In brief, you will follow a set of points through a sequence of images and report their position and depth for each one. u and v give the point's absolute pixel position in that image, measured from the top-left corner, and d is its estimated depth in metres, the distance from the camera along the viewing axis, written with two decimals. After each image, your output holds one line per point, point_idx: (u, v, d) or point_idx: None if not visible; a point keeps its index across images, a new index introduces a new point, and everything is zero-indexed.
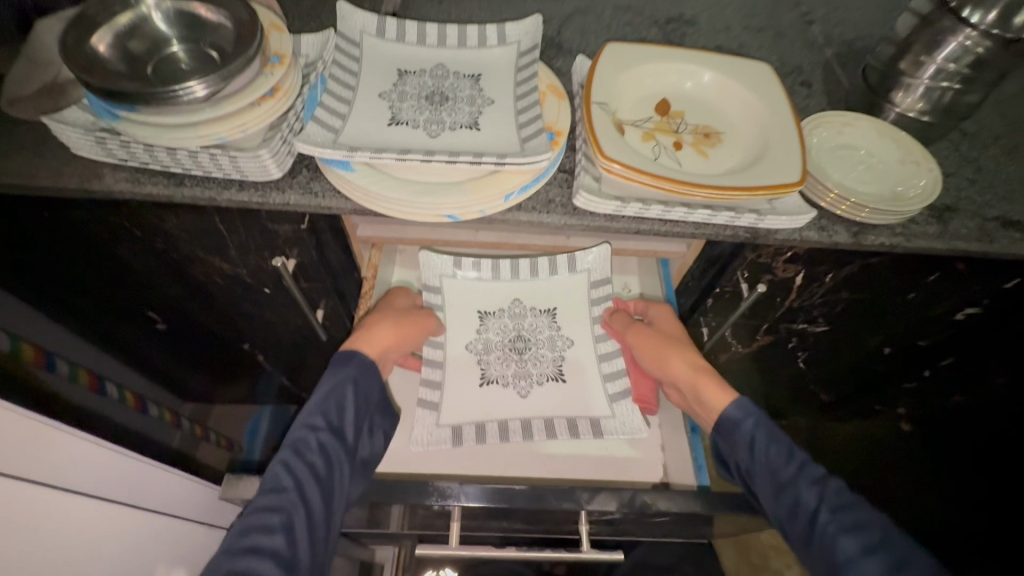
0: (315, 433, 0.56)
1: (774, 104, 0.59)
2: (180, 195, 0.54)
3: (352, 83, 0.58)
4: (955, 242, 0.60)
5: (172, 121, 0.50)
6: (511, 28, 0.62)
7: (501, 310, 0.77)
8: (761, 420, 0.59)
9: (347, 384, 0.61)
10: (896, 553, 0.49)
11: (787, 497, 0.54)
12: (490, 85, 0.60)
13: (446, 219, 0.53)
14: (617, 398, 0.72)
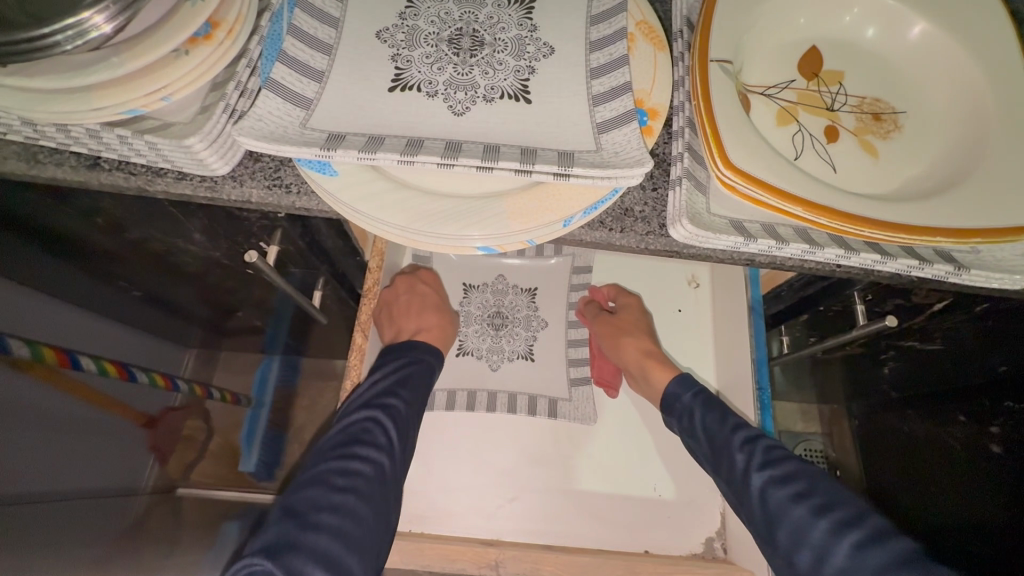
0: (407, 395, 0.52)
1: (998, 70, 0.38)
2: (93, 186, 0.38)
3: (335, 14, 0.37)
4: None
5: (49, 82, 0.31)
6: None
7: (485, 284, 0.68)
8: (701, 392, 0.54)
9: (431, 358, 0.56)
10: (826, 499, 0.43)
11: (721, 463, 0.49)
12: (548, 18, 0.39)
13: (477, 249, 0.36)
14: (579, 382, 0.64)
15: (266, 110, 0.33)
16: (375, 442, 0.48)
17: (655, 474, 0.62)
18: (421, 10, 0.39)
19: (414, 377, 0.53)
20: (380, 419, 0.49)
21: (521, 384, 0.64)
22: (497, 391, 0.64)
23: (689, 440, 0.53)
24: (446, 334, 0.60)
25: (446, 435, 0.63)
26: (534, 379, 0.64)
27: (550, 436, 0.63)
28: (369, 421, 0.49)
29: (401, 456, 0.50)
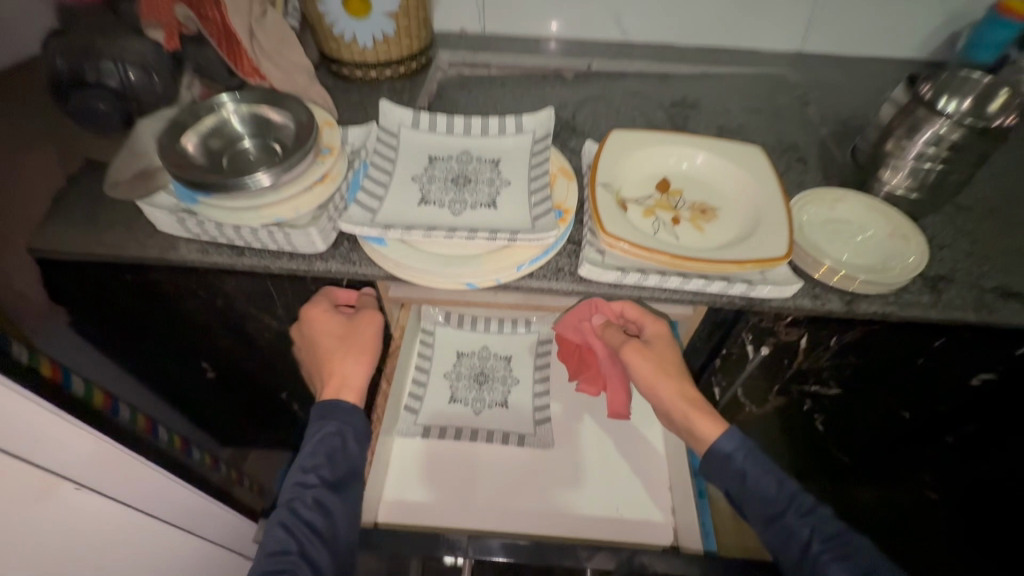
0: (310, 491, 0.60)
1: (765, 183, 0.66)
2: (240, 263, 0.63)
3: (388, 168, 0.68)
4: (950, 312, 0.62)
5: (241, 205, 0.60)
6: (528, 120, 0.72)
7: (472, 351, 0.89)
8: (750, 451, 0.60)
9: (333, 435, 0.62)
10: (868, 564, 0.54)
11: (777, 528, 0.57)
12: (508, 168, 0.69)
13: (466, 285, 0.59)
14: (542, 421, 0.83)
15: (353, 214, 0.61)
16: (290, 550, 0.56)
17: (618, 497, 0.76)
18: (438, 167, 0.69)
19: (322, 462, 0.61)
20: (290, 525, 0.58)
21: (506, 424, 0.83)
22: (479, 428, 0.82)
23: (738, 497, 0.60)
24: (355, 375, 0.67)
25: (450, 463, 0.79)
26: (518, 421, 0.83)
27: (530, 464, 0.79)
28: (282, 532, 0.58)
29: (319, 554, 0.58)
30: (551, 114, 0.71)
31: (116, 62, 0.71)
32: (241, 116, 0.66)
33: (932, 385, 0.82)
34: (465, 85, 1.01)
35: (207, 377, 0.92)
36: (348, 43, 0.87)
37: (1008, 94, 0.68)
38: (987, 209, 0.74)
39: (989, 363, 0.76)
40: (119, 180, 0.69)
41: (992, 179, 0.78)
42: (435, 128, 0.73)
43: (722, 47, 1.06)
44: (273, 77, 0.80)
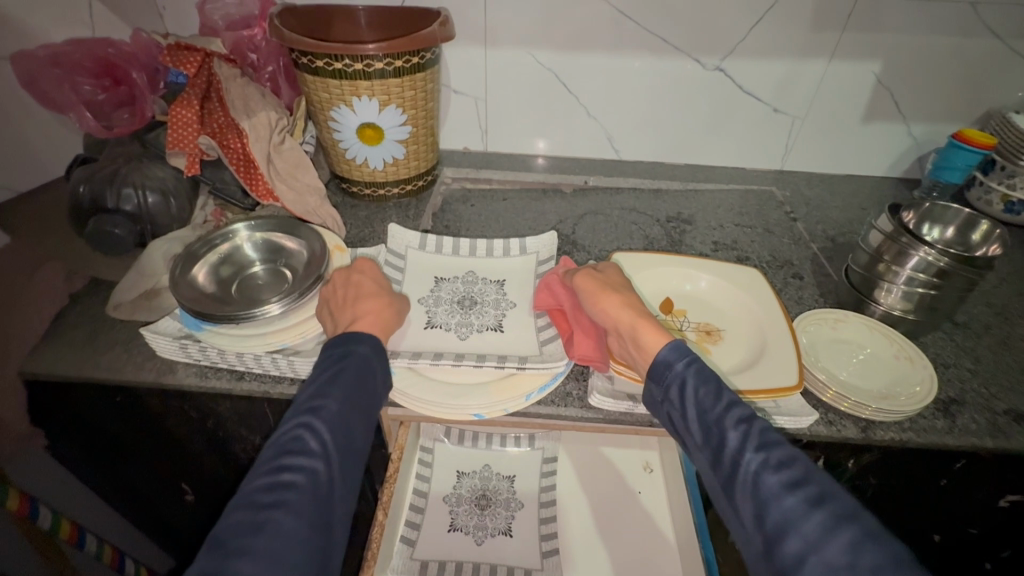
0: (333, 397, 0.48)
1: (767, 306, 0.68)
2: (239, 389, 0.61)
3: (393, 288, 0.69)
4: (966, 437, 0.61)
5: (248, 331, 0.59)
6: (533, 242, 0.75)
7: (473, 471, 0.85)
8: (694, 362, 0.52)
9: (363, 361, 0.52)
10: (818, 487, 0.42)
11: (711, 442, 0.47)
12: (513, 291, 0.70)
13: (473, 416, 0.57)
14: (549, 553, 0.76)
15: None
16: (305, 449, 0.44)
17: None
18: (444, 287, 0.71)
19: (348, 375, 0.50)
20: (312, 423, 0.46)
21: (508, 557, 0.76)
22: (480, 562, 0.76)
23: (679, 416, 0.50)
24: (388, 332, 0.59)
25: None
26: (524, 552, 0.77)
27: None
28: (299, 428, 0.45)
29: (335, 464, 0.45)
30: (553, 237, 0.74)
31: (137, 188, 0.73)
32: (254, 242, 0.68)
33: (962, 510, 0.79)
34: (469, 199, 1.06)
35: (187, 498, 0.82)
36: (360, 165, 0.92)
37: (989, 223, 0.71)
38: (981, 327, 0.75)
39: (1014, 485, 0.73)
40: (123, 301, 0.69)
41: (981, 297, 0.80)
42: (442, 249, 0.75)
43: (709, 165, 1.13)
44: (285, 198, 0.83)
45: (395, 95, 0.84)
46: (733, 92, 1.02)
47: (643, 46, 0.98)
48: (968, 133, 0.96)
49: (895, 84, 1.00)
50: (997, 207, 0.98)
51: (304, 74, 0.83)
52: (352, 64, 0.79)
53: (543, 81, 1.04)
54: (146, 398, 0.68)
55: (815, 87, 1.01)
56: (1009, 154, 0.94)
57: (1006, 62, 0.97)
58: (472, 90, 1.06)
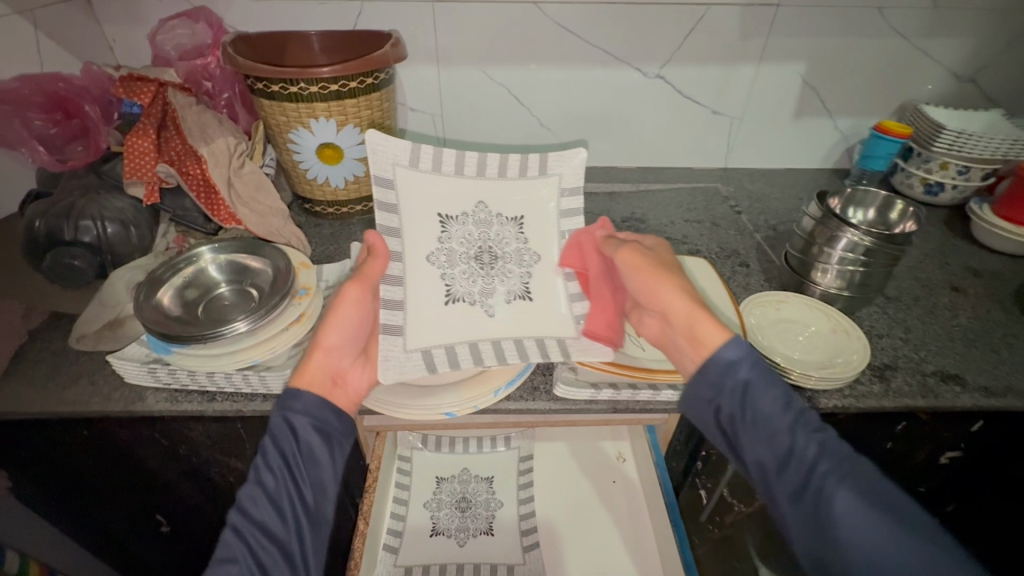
0: (259, 494, 0.49)
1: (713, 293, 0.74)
2: (212, 409, 0.62)
3: (398, 248, 0.67)
4: (899, 399, 0.67)
5: (218, 351, 0.60)
6: (553, 160, 0.70)
7: (453, 476, 0.87)
8: (755, 361, 0.52)
9: (291, 436, 0.51)
10: (896, 504, 0.43)
11: (776, 447, 0.48)
12: (531, 231, 0.70)
13: (445, 415, 0.60)
14: (530, 546, 0.79)
15: (409, 369, 0.63)
16: (233, 557, 0.47)
17: None
18: (453, 230, 0.69)
19: (274, 462, 0.50)
20: (239, 527, 0.48)
21: (486, 554, 0.79)
22: (463, 563, 0.78)
23: (734, 419, 0.51)
24: (362, 378, 0.58)
25: None
26: (506, 549, 0.79)
27: None
28: (229, 531, 0.48)
29: (270, 560, 0.48)
30: (581, 161, 0.69)
31: (96, 219, 0.73)
32: (217, 264, 0.69)
33: (910, 469, 0.85)
34: None
35: (162, 530, 0.81)
36: (321, 185, 0.94)
37: (904, 203, 0.79)
38: (910, 298, 0.82)
39: (951, 441, 0.80)
40: (87, 332, 0.69)
41: (909, 272, 0.88)
42: (441, 167, 0.69)
43: (659, 167, 1.20)
44: (249, 221, 0.84)
45: (352, 116, 0.87)
46: (674, 97, 1.09)
47: (588, 58, 1.04)
48: (887, 125, 1.05)
49: (819, 83, 1.09)
50: (918, 189, 1.07)
51: (260, 99, 0.85)
52: (308, 88, 0.82)
53: (495, 94, 1.08)
54: (115, 428, 0.67)
55: (748, 90, 1.09)
56: (924, 141, 1.03)
57: (914, 60, 1.06)
58: (427, 107, 1.09)
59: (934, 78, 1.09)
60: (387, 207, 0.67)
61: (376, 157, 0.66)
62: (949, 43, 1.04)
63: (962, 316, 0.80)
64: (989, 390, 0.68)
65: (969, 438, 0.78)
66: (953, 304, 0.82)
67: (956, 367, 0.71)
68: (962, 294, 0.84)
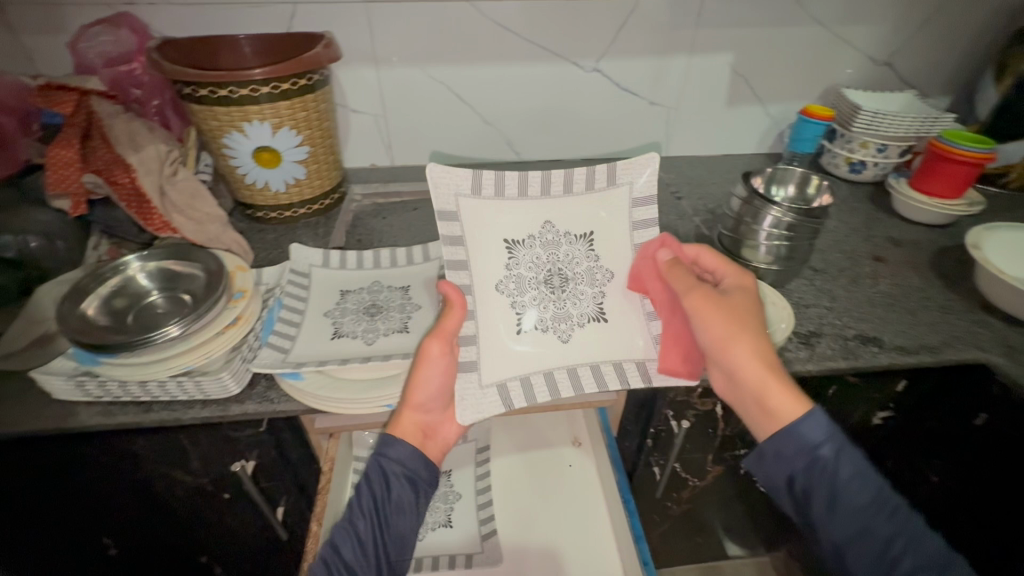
0: (354, 525, 0.58)
1: None
2: (147, 419, 0.61)
3: (466, 280, 0.64)
4: (823, 362, 0.71)
5: (149, 358, 0.59)
6: (623, 172, 0.67)
7: None
8: (840, 443, 0.52)
9: (385, 477, 0.60)
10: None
11: (862, 536, 0.50)
12: (602, 248, 0.67)
13: (385, 408, 0.61)
14: (488, 534, 0.81)
15: (487, 406, 0.61)
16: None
17: None
18: (520, 255, 0.65)
19: (369, 501, 0.59)
20: (335, 552, 0.57)
21: (445, 547, 0.80)
22: (423, 556, 0.81)
23: (809, 497, 0.52)
24: (448, 427, 0.65)
25: None
26: (463, 539, 0.81)
27: None
28: (326, 555, 0.57)
29: None
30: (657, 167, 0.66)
31: (17, 235, 0.72)
32: (148, 272, 0.68)
33: (847, 430, 0.90)
34: (379, 213, 1.09)
35: (109, 553, 0.78)
36: (261, 189, 0.93)
37: (818, 178, 0.84)
38: (836, 270, 0.87)
39: (881, 401, 0.84)
40: (12, 350, 0.67)
41: (834, 246, 0.93)
42: (504, 191, 0.65)
43: (603, 159, 1.23)
44: (185, 228, 0.82)
45: (287, 118, 0.86)
46: (612, 90, 1.12)
47: (526, 54, 1.06)
48: (811, 109, 1.11)
49: (748, 72, 1.14)
50: (843, 168, 1.13)
51: (190, 104, 0.84)
52: (238, 91, 0.81)
53: (437, 93, 1.09)
54: (46, 448, 0.65)
55: (682, 80, 1.13)
56: (845, 123, 1.09)
57: (832, 46, 1.12)
58: (369, 107, 1.09)
59: (852, 63, 1.15)
60: (453, 238, 0.64)
61: (439, 187, 0.64)
62: (863, 29, 1.11)
63: (882, 283, 0.85)
64: (904, 348, 0.73)
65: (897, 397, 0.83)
66: (874, 273, 0.87)
67: (876, 330, 0.76)
68: (883, 263, 0.90)
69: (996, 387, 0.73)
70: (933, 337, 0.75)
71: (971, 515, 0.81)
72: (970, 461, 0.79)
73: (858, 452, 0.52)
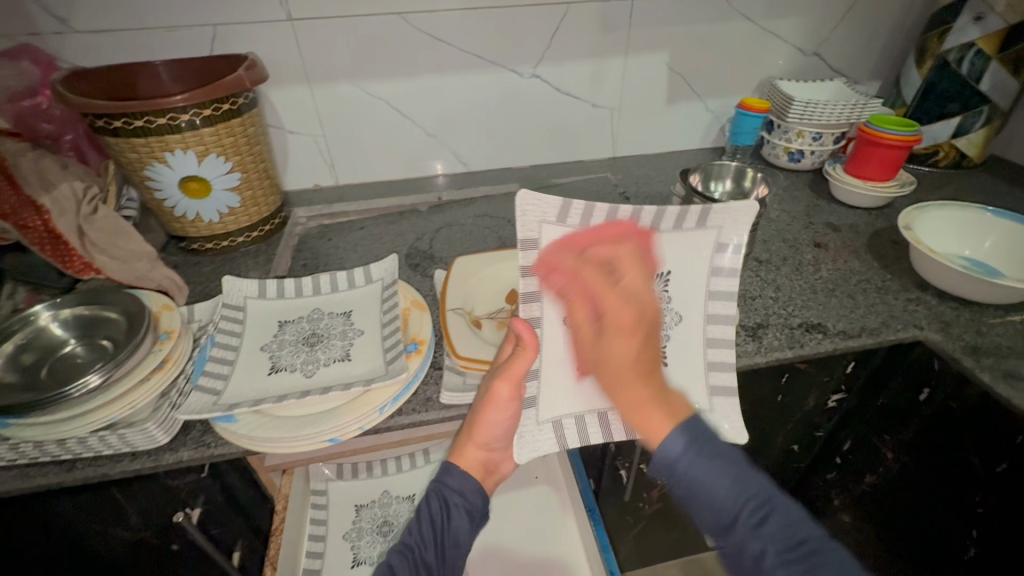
0: (412, 544, 0.60)
1: None
2: (70, 479, 0.56)
3: (538, 321, 0.59)
4: (771, 353, 0.71)
5: (64, 415, 0.54)
6: (718, 215, 0.61)
7: (373, 501, 0.86)
8: (698, 443, 0.49)
9: (444, 503, 0.62)
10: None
11: (728, 533, 0.46)
12: (675, 290, 0.63)
13: (330, 442, 0.58)
14: None
15: (543, 443, 0.60)
16: None
17: None
18: None
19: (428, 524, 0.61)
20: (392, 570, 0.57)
21: None
22: None
23: (685, 501, 0.50)
24: (508, 461, 0.66)
25: None
26: None
27: None
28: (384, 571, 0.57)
29: None
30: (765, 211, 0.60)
31: None
32: (62, 321, 0.64)
33: (805, 415, 0.91)
34: (326, 234, 1.05)
35: None
36: (192, 220, 0.89)
37: (753, 171, 0.86)
38: (779, 259, 0.89)
39: (833, 384, 0.86)
40: None
41: (778, 236, 0.95)
42: (592, 221, 0.58)
43: (551, 164, 1.23)
44: (109, 268, 0.78)
45: (213, 144, 0.82)
46: (553, 95, 1.12)
47: (463, 64, 1.05)
48: (749, 101, 1.12)
49: (685, 69, 1.15)
50: (783, 158, 1.16)
51: (105, 137, 0.79)
52: (156, 120, 0.77)
53: (376, 109, 1.07)
54: None
55: (621, 81, 1.13)
56: (781, 114, 1.12)
57: (762, 39, 1.15)
58: (306, 128, 1.06)
59: (782, 55, 1.18)
60: (528, 269, 0.58)
61: (525, 214, 0.57)
62: (789, 21, 1.14)
63: (824, 269, 0.87)
64: (847, 333, 0.74)
65: (847, 379, 0.84)
66: (816, 260, 0.89)
67: (821, 317, 0.77)
68: (824, 249, 0.92)
69: (936, 363, 0.74)
70: (874, 319, 0.77)
71: (924, 492, 0.83)
72: (920, 438, 0.81)
73: (723, 447, 0.49)
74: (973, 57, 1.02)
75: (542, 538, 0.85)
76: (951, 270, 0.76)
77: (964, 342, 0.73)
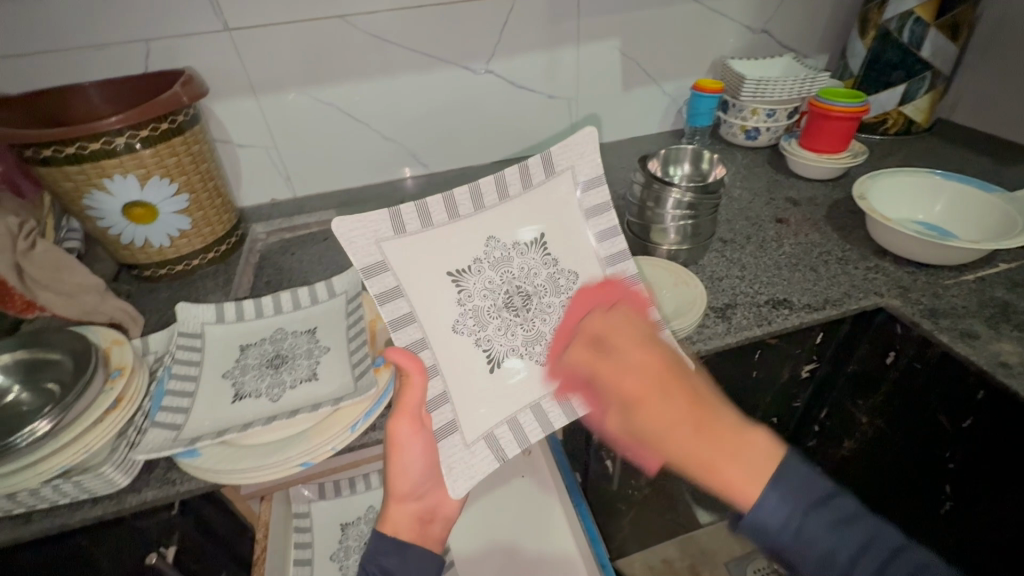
0: None
1: None
2: (28, 533, 0.53)
3: (418, 334, 0.56)
4: (740, 332, 0.72)
5: (12, 467, 0.51)
6: (560, 156, 0.63)
7: (359, 518, 0.85)
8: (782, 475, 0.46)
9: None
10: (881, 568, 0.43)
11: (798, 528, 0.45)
12: (557, 248, 0.62)
13: (302, 466, 0.56)
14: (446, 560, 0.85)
15: (477, 466, 0.57)
16: None
17: None
18: (470, 285, 0.58)
19: None
20: None
21: None
22: None
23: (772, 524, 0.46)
24: (447, 503, 0.63)
25: None
26: None
27: None
28: None
29: None
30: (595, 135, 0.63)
31: None
32: (3, 367, 0.61)
33: (780, 388, 0.93)
34: (288, 249, 1.02)
35: None
36: (141, 247, 0.85)
37: (709, 152, 0.86)
38: (743, 238, 0.90)
39: (804, 357, 0.88)
40: None
41: (739, 215, 0.96)
42: (430, 220, 0.57)
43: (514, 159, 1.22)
44: (54, 305, 0.73)
45: (154, 166, 0.78)
46: (508, 89, 1.11)
47: (410, 62, 1.02)
48: (702, 83, 1.12)
49: (638, 54, 1.15)
50: (740, 136, 1.17)
51: (35, 168, 0.75)
52: (88, 146, 0.73)
53: (327, 115, 1.03)
54: None
55: (575, 71, 1.13)
56: (734, 93, 1.13)
57: (711, 20, 1.15)
58: (255, 140, 1.02)
59: (732, 34, 1.19)
60: (388, 292, 0.55)
61: (353, 241, 0.54)
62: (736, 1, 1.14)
63: (787, 244, 0.88)
64: (813, 306, 0.75)
65: (816, 351, 0.86)
66: (778, 235, 0.90)
67: (786, 292, 0.78)
68: (785, 224, 0.93)
69: (899, 328, 0.77)
70: (836, 290, 0.78)
71: (897, 453, 0.85)
72: (891, 402, 0.83)
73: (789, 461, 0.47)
74: (913, 25, 1.04)
75: (533, 535, 0.85)
76: (905, 235, 0.78)
77: (922, 306, 0.75)
